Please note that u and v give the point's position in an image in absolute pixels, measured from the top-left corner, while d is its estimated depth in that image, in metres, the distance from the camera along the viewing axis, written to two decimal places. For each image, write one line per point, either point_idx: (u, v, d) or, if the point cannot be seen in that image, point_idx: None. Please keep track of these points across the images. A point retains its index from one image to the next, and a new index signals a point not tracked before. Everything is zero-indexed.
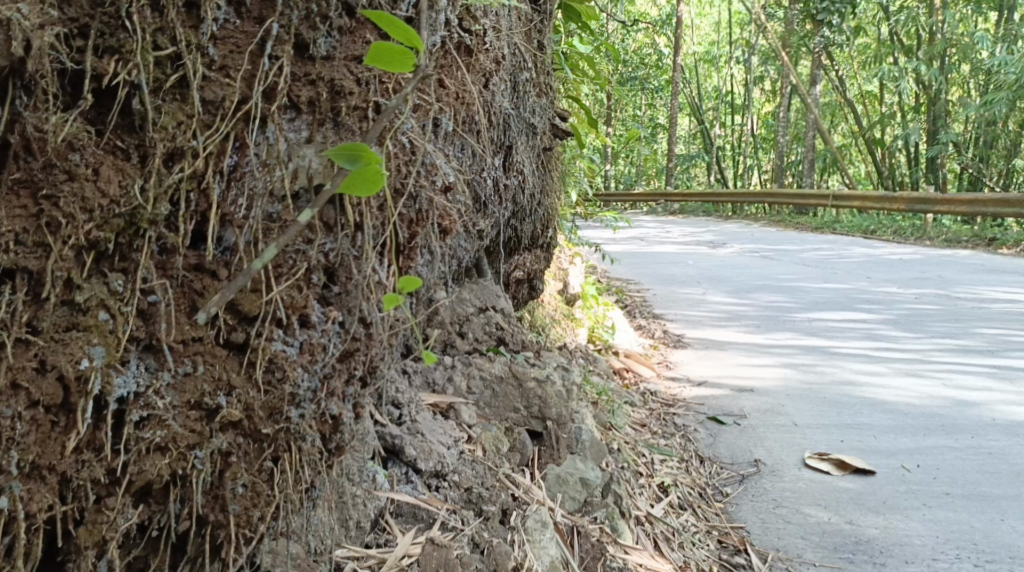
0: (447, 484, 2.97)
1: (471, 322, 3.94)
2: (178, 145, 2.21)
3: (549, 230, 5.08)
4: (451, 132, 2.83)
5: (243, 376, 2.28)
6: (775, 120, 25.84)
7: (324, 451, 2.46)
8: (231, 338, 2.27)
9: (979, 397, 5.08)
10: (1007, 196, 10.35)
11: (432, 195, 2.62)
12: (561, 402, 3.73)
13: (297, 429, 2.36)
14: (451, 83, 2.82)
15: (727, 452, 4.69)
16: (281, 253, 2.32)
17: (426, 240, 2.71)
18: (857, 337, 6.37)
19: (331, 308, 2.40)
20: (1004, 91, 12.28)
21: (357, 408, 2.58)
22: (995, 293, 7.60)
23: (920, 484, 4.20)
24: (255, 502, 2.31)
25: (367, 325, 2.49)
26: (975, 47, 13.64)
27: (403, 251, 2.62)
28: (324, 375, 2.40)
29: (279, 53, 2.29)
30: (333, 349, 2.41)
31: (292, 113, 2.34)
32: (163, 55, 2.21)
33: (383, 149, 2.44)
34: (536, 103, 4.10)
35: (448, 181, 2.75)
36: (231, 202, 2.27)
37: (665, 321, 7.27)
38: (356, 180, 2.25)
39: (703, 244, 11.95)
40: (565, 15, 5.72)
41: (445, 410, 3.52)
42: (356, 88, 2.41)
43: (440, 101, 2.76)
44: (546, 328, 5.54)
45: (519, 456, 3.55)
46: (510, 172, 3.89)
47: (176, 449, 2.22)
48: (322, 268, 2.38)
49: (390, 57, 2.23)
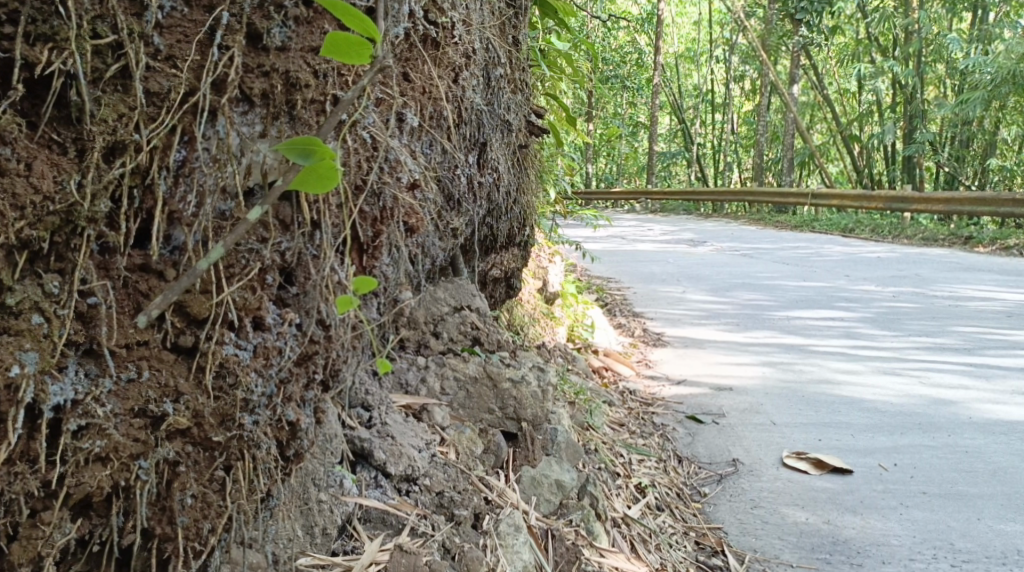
0: (418, 488, 2.90)
1: (445, 321, 3.86)
2: (119, 138, 2.13)
3: (526, 228, 5.01)
4: (418, 127, 2.77)
5: (192, 382, 2.22)
6: (754, 119, 25.90)
7: (281, 458, 2.40)
8: (179, 342, 2.21)
9: (956, 395, 5.05)
10: (981, 194, 10.34)
11: (395, 193, 2.58)
12: (537, 402, 3.66)
13: (251, 437, 2.30)
14: (415, 78, 2.77)
15: (705, 452, 4.64)
16: (233, 251, 2.24)
17: (392, 239, 2.67)
18: (834, 336, 6.34)
19: (287, 309, 2.35)
20: (980, 91, 12.29)
21: (317, 413, 2.53)
22: (971, 291, 7.60)
23: (897, 483, 4.16)
24: (204, 512, 2.25)
25: (325, 327, 2.44)
26: (951, 48, 13.67)
27: (367, 250, 2.59)
28: (280, 379, 2.35)
29: (230, 42, 2.22)
30: (289, 352, 2.36)
31: (245, 106, 2.27)
32: (103, 44, 2.12)
33: (340, 142, 2.38)
34: (511, 99, 4.03)
35: (414, 178, 2.70)
36: (180, 199, 2.20)
37: (645, 320, 7.22)
38: (308, 176, 2.16)
39: (683, 242, 11.92)
40: (542, 12, 5.65)
41: (418, 412, 3.46)
42: (313, 80, 2.35)
43: (403, 95, 2.70)
44: (524, 327, 5.48)
45: (493, 458, 3.51)
46: (484, 169, 3.82)
47: (118, 459, 2.15)
48: (277, 269, 2.32)
49: (343, 49, 2.13)
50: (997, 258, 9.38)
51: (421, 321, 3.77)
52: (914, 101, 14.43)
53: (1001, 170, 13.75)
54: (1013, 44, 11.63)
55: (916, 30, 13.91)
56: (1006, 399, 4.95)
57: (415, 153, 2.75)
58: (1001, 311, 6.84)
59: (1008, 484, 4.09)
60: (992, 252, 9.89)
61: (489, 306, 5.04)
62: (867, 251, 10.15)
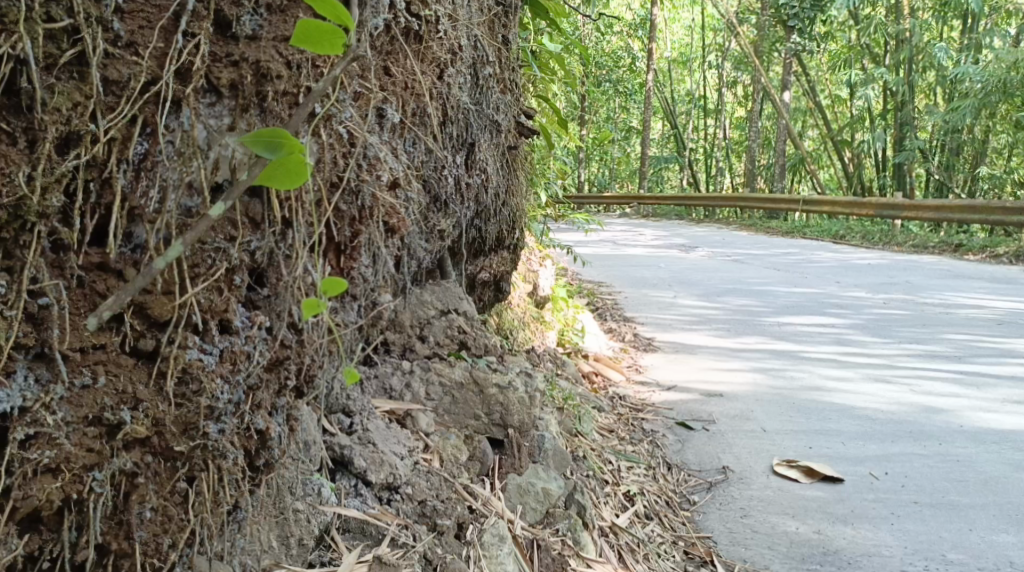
0: (400, 497, 2.82)
1: (432, 324, 3.80)
2: (73, 128, 2.05)
3: (516, 231, 4.93)
4: (398, 124, 2.71)
5: (152, 389, 2.14)
6: (746, 125, 25.88)
7: (249, 469, 2.31)
8: (139, 346, 2.13)
9: (947, 404, 4.98)
10: (972, 202, 10.29)
11: (374, 192, 2.51)
12: (524, 408, 3.57)
13: (216, 446, 2.21)
14: (397, 72, 2.69)
15: (694, 459, 4.56)
16: (198, 251, 2.16)
17: (371, 240, 2.60)
18: (825, 342, 6.27)
19: (257, 312, 2.28)
20: (971, 99, 12.25)
21: (291, 420, 2.45)
22: (962, 299, 7.54)
23: (888, 493, 4.09)
24: (164, 526, 2.18)
25: (297, 331, 2.38)
26: (942, 56, 13.63)
27: (345, 250, 2.52)
28: (249, 385, 2.27)
29: (196, 29, 2.16)
30: (258, 357, 2.28)
31: (212, 97, 2.19)
32: (58, 29, 2.03)
33: (317, 139, 2.32)
34: (500, 99, 3.95)
35: (395, 176, 2.62)
36: (141, 194, 2.12)
37: (636, 324, 7.15)
38: (274, 170, 2.08)
39: (675, 247, 11.87)
40: (533, 12, 5.58)
41: (401, 418, 3.37)
42: (286, 71, 2.26)
43: (384, 90, 2.62)
44: (513, 331, 5.40)
45: (479, 465, 3.41)
46: (473, 170, 3.75)
47: (69, 470, 2.06)
48: (246, 269, 2.25)
49: (316, 38, 2.05)
50: (987, 265, 9.34)
51: (406, 324, 3.68)
52: (905, 109, 14.40)
53: (990, 178, 13.72)
54: (1004, 53, 11.60)
55: (908, 38, 13.89)
56: (998, 408, 4.88)
57: (397, 150, 2.67)
58: (992, 319, 6.78)
59: (1000, 494, 4.03)
60: (983, 259, 9.84)
61: (478, 310, 4.96)
62: (858, 258, 10.10)
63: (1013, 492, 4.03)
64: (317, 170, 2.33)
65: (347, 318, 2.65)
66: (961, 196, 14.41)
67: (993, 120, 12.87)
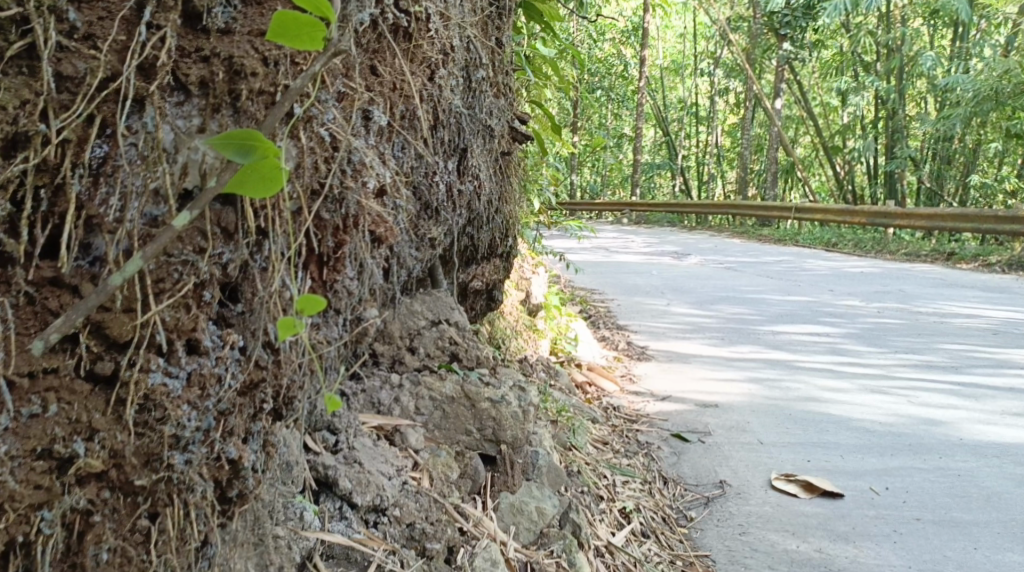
0: (387, 520, 2.69)
1: (422, 335, 3.67)
2: (21, 128, 1.96)
3: (509, 239, 4.81)
4: (387, 127, 2.58)
5: (109, 417, 2.03)
6: (738, 132, 25.78)
7: (220, 500, 2.20)
8: (95, 369, 2.03)
9: (946, 416, 4.87)
10: (964, 211, 10.20)
11: (360, 199, 2.38)
12: (517, 424, 3.46)
13: (181, 479, 2.11)
14: (384, 71, 2.57)
15: (691, 473, 4.44)
16: (164, 265, 2.05)
17: (357, 250, 2.47)
18: (820, 352, 6.15)
19: (230, 330, 2.17)
20: (962, 108, 12.16)
21: (267, 446, 2.32)
22: (958, 308, 7.43)
23: (889, 509, 3.97)
24: (123, 568, 2.07)
25: (274, 351, 2.25)
26: (933, 65, 13.54)
27: (329, 261, 2.39)
28: (220, 411, 2.15)
29: (162, 21, 2.07)
30: (230, 379, 2.17)
31: (180, 96, 2.10)
32: (6, 18, 1.96)
33: (297, 142, 2.20)
34: (493, 103, 3.82)
35: (383, 183, 2.49)
36: (100, 202, 2.01)
37: (629, 333, 7.02)
38: (249, 176, 1.95)
39: (667, 254, 11.76)
40: (526, 16, 5.46)
41: (390, 434, 3.24)
42: (261, 68, 2.16)
43: (370, 91, 2.50)
44: (505, 340, 5.27)
45: (470, 484, 3.29)
46: (465, 177, 3.62)
47: (16, 509, 1.96)
48: (217, 284, 2.14)
49: (295, 30, 1.91)
50: (980, 274, 9.23)
51: (396, 334, 3.56)
52: (896, 117, 14.33)
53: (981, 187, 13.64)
54: (995, 62, 11.51)
55: (900, 46, 13.81)
56: (998, 421, 4.77)
57: (385, 156, 2.55)
58: (987, 329, 6.67)
59: (1004, 510, 3.91)
60: (975, 268, 9.73)
61: (470, 319, 4.83)
62: (851, 266, 9.99)
63: (1017, 509, 3.91)
64: (296, 176, 2.20)
65: (330, 335, 2.52)
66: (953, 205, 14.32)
67: (984, 129, 12.81)
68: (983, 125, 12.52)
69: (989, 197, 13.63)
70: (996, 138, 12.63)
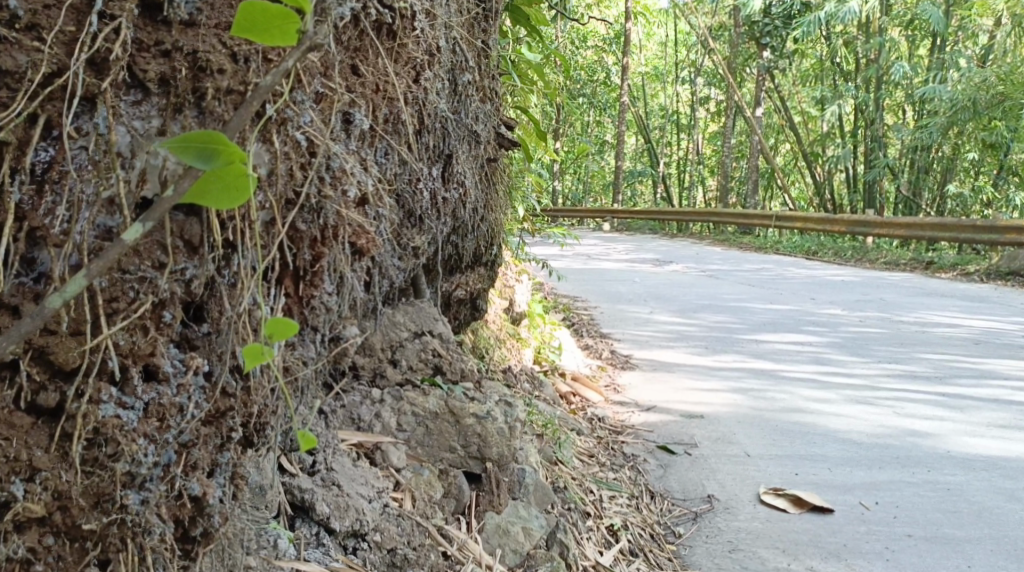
0: (366, 546, 2.55)
1: (405, 347, 3.58)
2: None
3: (494, 247, 4.68)
4: (369, 130, 2.45)
5: (54, 454, 1.91)
6: (717, 140, 25.72)
7: (182, 539, 2.09)
8: (38, 401, 1.90)
9: (933, 427, 4.76)
10: (942, 220, 10.11)
11: (339, 209, 2.25)
12: (503, 440, 3.34)
13: (137, 521, 1.99)
14: (367, 71, 2.43)
15: (679, 487, 4.31)
16: (118, 283, 1.93)
17: (337, 262, 2.35)
18: (803, 361, 6.04)
19: (193, 354, 2.06)
20: (941, 117, 12.10)
21: (236, 479, 2.21)
22: (939, 317, 7.33)
23: (881, 524, 3.85)
24: None
25: (243, 378, 2.14)
26: (912, 75, 13.48)
27: (306, 276, 2.28)
28: (182, 443, 2.05)
29: (116, 10, 1.96)
30: (194, 410, 2.05)
31: (137, 94, 2.00)
32: None
33: (267, 146, 2.06)
34: (480, 108, 3.68)
35: (365, 191, 2.36)
36: (46, 213, 1.90)
37: (612, 341, 6.90)
38: (211, 184, 1.76)
39: (649, 261, 11.66)
40: (511, 20, 5.34)
41: (371, 452, 3.14)
42: (230, 66, 2.06)
43: (352, 92, 2.36)
44: (489, 350, 5.14)
45: (454, 503, 3.17)
46: (450, 184, 3.50)
47: None
48: (179, 303, 2.02)
49: (264, 23, 1.78)
50: (959, 283, 9.15)
51: (378, 346, 3.46)
52: (874, 127, 14.27)
53: (958, 197, 13.60)
54: (974, 72, 11.44)
55: (878, 56, 13.73)
56: (985, 433, 4.66)
57: (367, 162, 2.42)
58: (969, 338, 6.57)
59: (996, 526, 3.80)
60: (953, 277, 9.64)
61: (454, 329, 4.70)
62: (832, 275, 9.89)
63: (1009, 525, 3.80)
64: (268, 184, 2.08)
65: (305, 355, 2.39)
66: (931, 214, 14.26)
67: (961, 139, 12.77)
68: (961, 134, 12.48)
69: (967, 207, 13.58)
70: (973, 148, 12.59)
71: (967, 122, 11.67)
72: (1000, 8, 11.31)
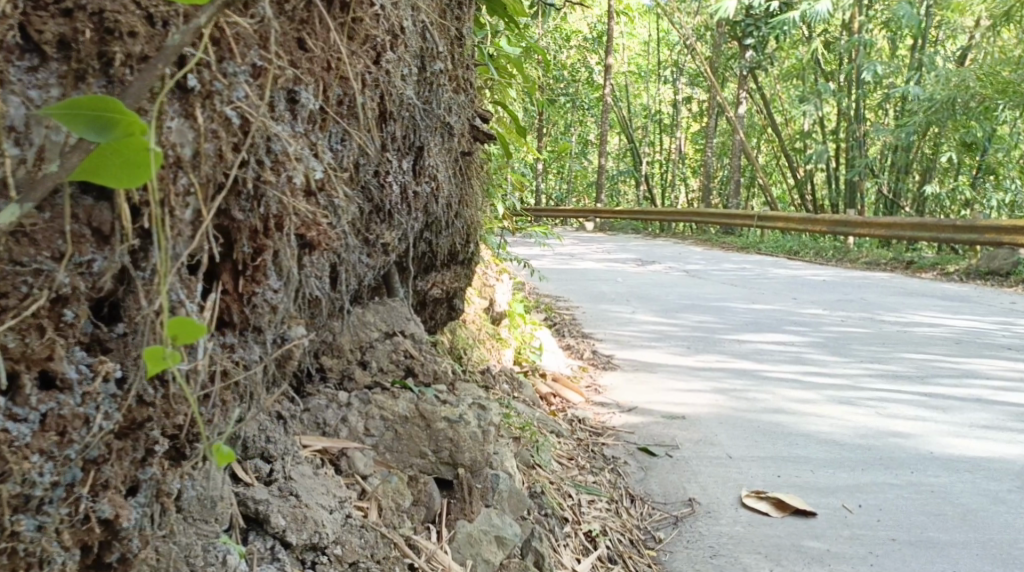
0: (326, 559, 2.41)
1: (375, 348, 3.47)
2: None
3: (471, 244, 4.53)
4: (319, 113, 2.32)
5: None
6: (699, 140, 25.58)
7: (90, 563, 1.95)
8: None
9: (915, 428, 4.63)
10: (921, 219, 10.02)
11: (281, 197, 2.15)
12: (477, 445, 3.21)
13: (35, 545, 1.84)
14: (315, 45, 2.29)
15: (659, 490, 4.17)
16: (9, 277, 1.78)
17: (285, 256, 2.24)
18: (784, 361, 5.90)
19: (105, 358, 1.91)
20: (917, 117, 12.01)
21: (163, 499, 2.06)
22: (921, 317, 7.22)
23: (864, 528, 3.72)
24: None
25: (163, 386, 1.99)
26: (891, 74, 13.36)
27: (247, 270, 2.18)
28: (92, 457, 1.90)
29: None
30: (104, 421, 1.90)
31: (33, 59, 1.84)
32: None
33: (196, 122, 1.96)
34: (452, 99, 3.52)
35: (313, 178, 2.24)
36: None
37: (594, 341, 6.76)
38: (107, 158, 1.74)
39: (631, 261, 11.52)
40: (485, 12, 5.19)
41: (336, 459, 2.99)
42: (145, 29, 1.92)
43: (297, 68, 2.23)
44: (467, 350, 4.99)
45: (424, 511, 3.06)
46: (421, 178, 3.33)
47: None
48: (88, 300, 1.89)
49: None
50: (941, 283, 9.03)
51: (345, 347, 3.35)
52: (854, 126, 14.16)
53: (936, 198, 13.50)
54: (950, 71, 11.33)
55: (858, 55, 13.61)
56: (969, 433, 4.53)
57: (317, 147, 2.29)
58: (949, 338, 6.45)
59: (982, 530, 3.67)
60: (934, 277, 9.53)
61: (429, 329, 4.55)
62: (813, 274, 9.78)
63: (995, 528, 3.68)
64: (193, 166, 1.96)
65: (247, 357, 2.23)
66: (911, 214, 14.16)
67: (940, 139, 12.70)
68: (939, 134, 12.41)
69: (945, 206, 13.50)
70: (951, 149, 12.52)
71: (945, 123, 11.61)
72: (977, 8, 11.23)
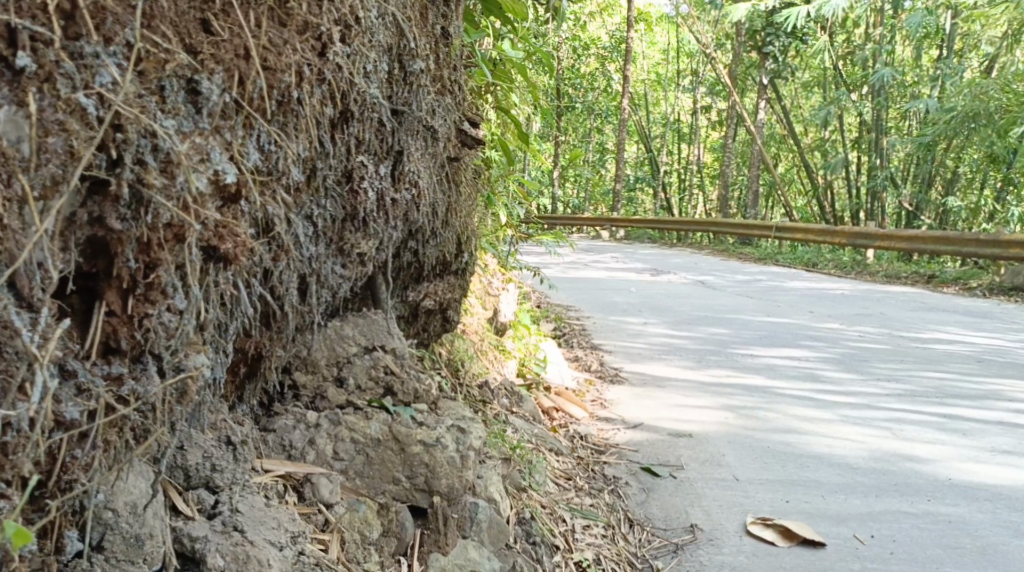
0: None
1: (353, 363, 3.22)
2: None
3: (465, 253, 4.30)
4: (235, 105, 2.17)
5: None
6: (717, 150, 25.24)
7: None
8: None
9: (933, 451, 4.39)
10: (942, 233, 9.74)
11: (166, 201, 1.99)
12: (454, 471, 2.98)
13: None
14: (225, 30, 2.17)
15: (660, 515, 3.93)
16: None
17: (186, 270, 2.09)
18: (797, 378, 5.66)
19: None
20: (937, 128, 11.73)
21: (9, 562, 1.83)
22: (942, 334, 6.95)
23: (876, 561, 3.48)
24: None
25: None
26: (912, 85, 13.03)
27: (142, 292, 2.05)
28: None
29: None
30: None
31: None
32: None
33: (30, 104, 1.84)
34: (436, 100, 3.31)
35: (222, 182, 2.11)
36: None
37: (602, 353, 6.52)
38: None
39: (645, 271, 11.26)
40: (483, 12, 4.98)
41: (300, 485, 2.77)
42: None
43: (195, 57, 2.10)
44: (464, 361, 4.75)
45: (394, 543, 2.84)
46: (400, 184, 3.10)
47: None
48: None
49: None
50: (964, 298, 8.76)
51: (320, 363, 3.15)
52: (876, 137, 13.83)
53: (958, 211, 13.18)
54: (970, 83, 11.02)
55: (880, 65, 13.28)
56: (987, 459, 4.29)
57: (230, 146, 2.15)
58: (971, 356, 6.19)
59: (1000, 566, 3.43)
60: (956, 292, 9.24)
61: (421, 341, 4.32)
62: (831, 288, 9.51)
63: (1015, 564, 3.43)
64: (26, 168, 1.84)
65: (145, 390, 2.05)
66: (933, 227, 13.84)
67: (962, 150, 12.38)
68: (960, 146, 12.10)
69: (967, 220, 13.19)
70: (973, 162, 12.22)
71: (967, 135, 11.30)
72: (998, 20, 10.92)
